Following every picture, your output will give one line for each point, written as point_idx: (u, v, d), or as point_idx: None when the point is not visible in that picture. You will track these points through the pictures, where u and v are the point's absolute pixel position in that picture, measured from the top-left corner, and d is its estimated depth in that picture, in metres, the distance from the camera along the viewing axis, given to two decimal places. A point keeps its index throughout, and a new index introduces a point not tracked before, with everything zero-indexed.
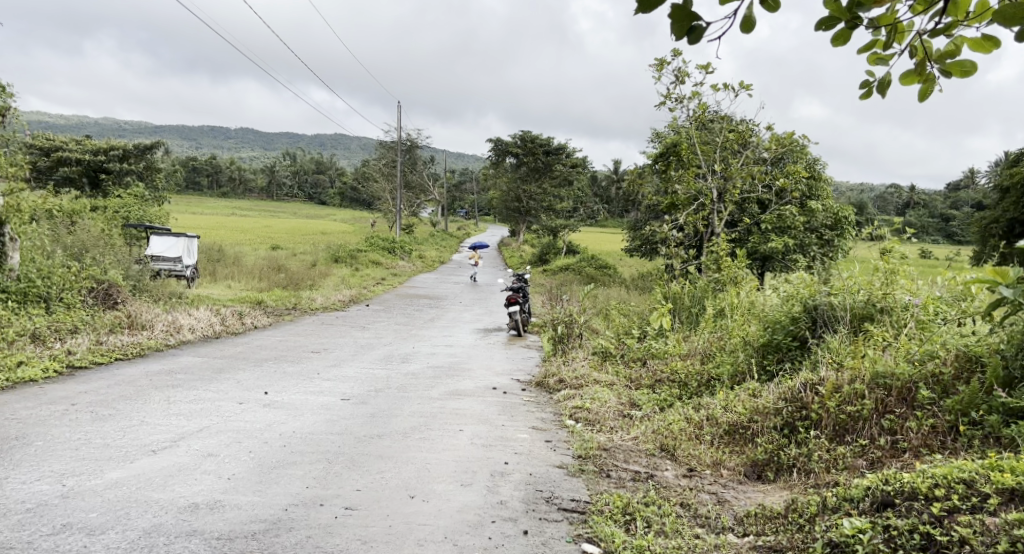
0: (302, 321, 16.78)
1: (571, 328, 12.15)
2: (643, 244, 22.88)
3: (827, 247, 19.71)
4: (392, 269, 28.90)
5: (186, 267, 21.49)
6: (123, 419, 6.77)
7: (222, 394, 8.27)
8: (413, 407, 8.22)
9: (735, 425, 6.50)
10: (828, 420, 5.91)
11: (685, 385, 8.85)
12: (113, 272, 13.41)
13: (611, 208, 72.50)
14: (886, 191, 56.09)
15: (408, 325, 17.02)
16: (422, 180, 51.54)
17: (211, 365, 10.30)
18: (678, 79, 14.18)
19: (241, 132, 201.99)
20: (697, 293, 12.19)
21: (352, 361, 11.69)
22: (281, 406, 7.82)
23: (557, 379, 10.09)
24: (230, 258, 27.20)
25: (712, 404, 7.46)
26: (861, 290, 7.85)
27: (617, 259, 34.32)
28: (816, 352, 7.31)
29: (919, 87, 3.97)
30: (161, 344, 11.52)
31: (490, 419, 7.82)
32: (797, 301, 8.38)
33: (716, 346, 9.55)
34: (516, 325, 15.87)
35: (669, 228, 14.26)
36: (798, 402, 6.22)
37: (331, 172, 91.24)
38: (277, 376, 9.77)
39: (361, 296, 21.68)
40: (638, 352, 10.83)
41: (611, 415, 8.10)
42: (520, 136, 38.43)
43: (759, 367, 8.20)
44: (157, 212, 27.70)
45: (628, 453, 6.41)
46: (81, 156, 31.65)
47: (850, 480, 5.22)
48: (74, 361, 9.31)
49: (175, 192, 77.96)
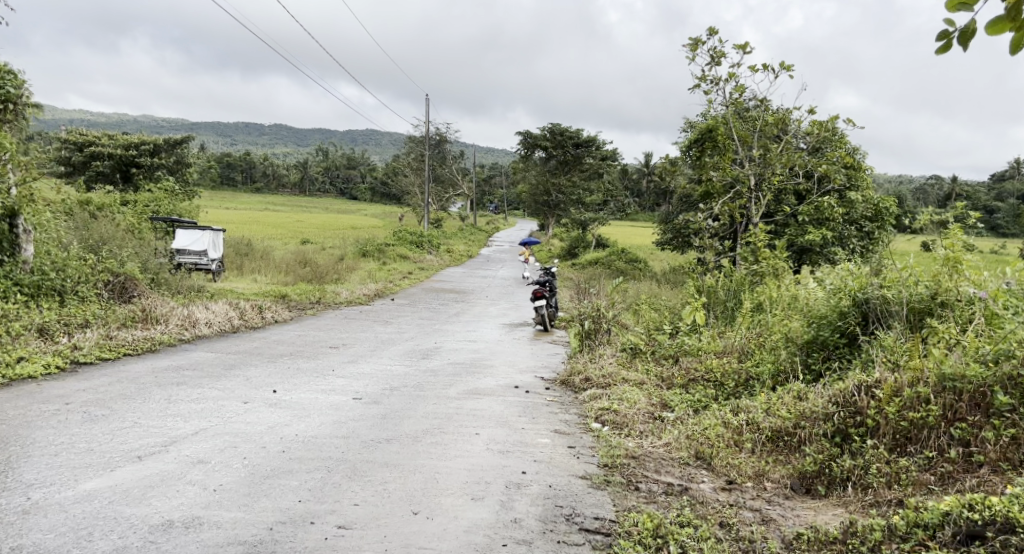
0: (325, 315, 16.31)
1: (599, 323, 11.57)
2: (676, 237, 22.24)
3: (867, 240, 18.94)
4: (420, 263, 28.45)
5: (212, 260, 21.11)
6: (116, 419, 6.16)
7: (228, 392, 7.77)
8: (428, 408, 7.70)
9: (779, 430, 5.92)
10: (886, 428, 5.30)
11: (722, 385, 8.28)
12: (130, 265, 12.91)
13: (643, 203, 71.55)
14: (927, 182, 54.66)
15: (432, 320, 16.52)
16: (451, 174, 51.12)
17: (223, 361, 9.82)
18: (714, 61, 13.55)
19: (273, 129, 203.50)
20: (733, 286, 11.58)
21: (371, 358, 11.18)
22: (288, 406, 7.33)
23: (583, 377, 9.53)
24: (258, 252, 26.84)
25: (753, 407, 6.89)
26: (920, 283, 7.24)
27: (648, 253, 33.63)
28: (869, 351, 6.74)
29: (1011, 36, 3.48)
30: (176, 339, 11.06)
31: (509, 422, 7.28)
32: (846, 295, 7.78)
33: (755, 344, 9.01)
34: (542, 320, 15.33)
35: (704, 218, 13.65)
36: (851, 407, 5.60)
37: (361, 167, 91.22)
38: (290, 373, 9.27)
39: (387, 289, 21.22)
40: (670, 349, 10.24)
41: (641, 418, 7.54)
42: (550, 128, 37.84)
43: (803, 367, 7.63)
44: (186, 206, 27.40)
45: (659, 462, 5.84)
46: (112, 150, 31.47)
47: (923, 502, 4.62)
48: (80, 356, 8.72)
49: (209, 187, 78.24)
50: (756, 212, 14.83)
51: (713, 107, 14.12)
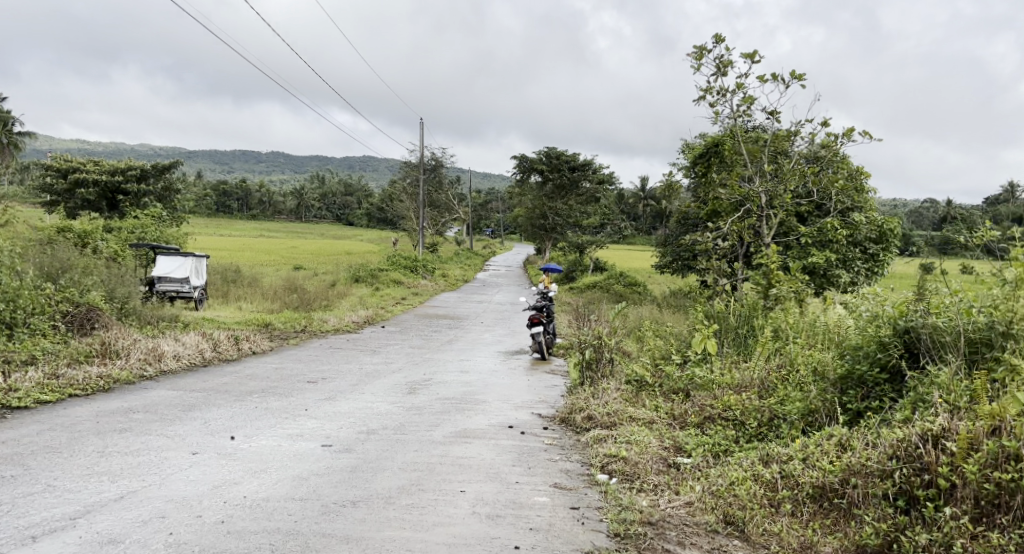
0: (309, 345, 15.27)
1: (601, 351, 10.48)
2: (676, 260, 21.27)
3: (872, 262, 17.98)
4: (414, 288, 27.45)
5: (194, 288, 19.77)
6: (25, 483, 5.08)
7: (176, 440, 6.70)
8: (406, 458, 6.65)
9: (822, 488, 5.24)
10: (965, 492, 4.60)
11: (744, 425, 7.36)
12: (93, 295, 11.78)
13: (640, 225, 70.82)
14: (922, 203, 53.89)
15: (423, 349, 15.44)
16: (447, 199, 50.05)
17: (184, 400, 8.75)
18: (721, 70, 12.67)
19: (270, 157, 203.47)
20: (744, 311, 10.57)
21: (351, 393, 10.15)
22: (243, 457, 6.31)
23: (585, 415, 8.52)
24: (247, 279, 25.77)
25: (787, 457, 6.01)
26: (974, 309, 6.37)
27: (647, 276, 32.75)
28: (924, 393, 5.96)
29: None
30: (135, 376, 9.96)
31: (501, 474, 6.26)
32: (884, 323, 6.87)
33: (778, 378, 8.16)
34: (540, 348, 14.36)
35: (712, 238, 12.72)
36: (915, 462, 4.87)
37: (358, 193, 90.53)
38: (255, 415, 8.22)
39: (377, 317, 20.14)
40: (679, 381, 9.23)
41: (654, 466, 6.60)
42: (545, 152, 36.92)
43: (838, 406, 6.81)
44: (173, 233, 26.31)
45: (682, 530, 5.15)
46: (97, 177, 30.29)
47: None
48: (11, 402, 7.63)
49: (204, 215, 77.25)
50: (768, 231, 13.94)
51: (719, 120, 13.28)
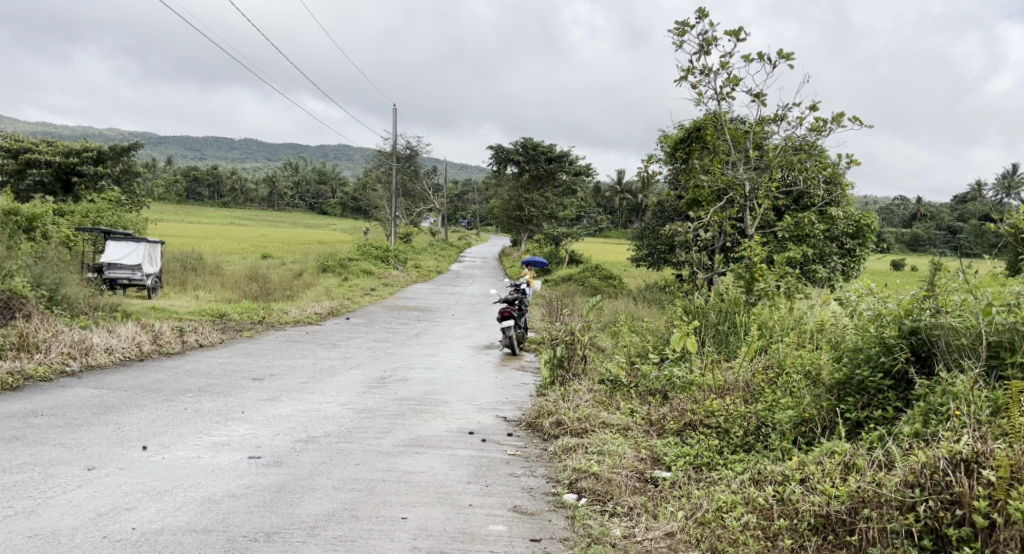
0: (262, 337, 14.29)
1: (573, 348, 9.53)
2: (654, 253, 20.38)
3: (849, 258, 17.23)
4: (384, 279, 26.46)
5: (147, 275, 18.52)
6: None
7: (74, 451, 5.76)
8: (345, 473, 5.74)
9: (827, 519, 4.44)
10: (1008, 533, 3.90)
11: (728, 435, 6.53)
12: (17, 281, 10.67)
13: (615, 219, 70.15)
14: (893, 202, 53.51)
15: (387, 342, 14.50)
16: (422, 189, 48.98)
17: (104, 400, 7.78)
18: (703, 47, 11.82)
19: (243, 143, 200.80)
20: (724, 307, 9.71)
21: (297, 392, 9.20)
22: (149, 472, 5.43)
23: (554, 421, 7.64)
24: (207, 266, 24.61)
25: (781, 476, 5.18)
26: (993, 308, 5.55)
27: (623, 270, 32.04)
28: (938, 403, 5.17)
29: None
30: (55, 372, 8.96)
31: (453, 494, 5.38)
32: (888, 322, 6.04)
33: (763, 382, 7.32)
34: (510, 343, 13.52)
35: (692, 229, 11.86)
36: (945, 493, 4.15)
37: (333, 182, 89.15)
38: (180, 419, 7.28)
39: (342, 307, 19.14)
40: (656, 382, 8.35)
41: (629, 483, 5.73)
42: (522, 142, 35.91)
43: (835, 416, 5.99)
44: (131, 217, 25.10)
45: None
46: (51, 157, 28.89)
47: None
48: None
49: (174, 201, 75.55)
50: (749, 221, 13.13)
51: (702, 101, 12.41)
